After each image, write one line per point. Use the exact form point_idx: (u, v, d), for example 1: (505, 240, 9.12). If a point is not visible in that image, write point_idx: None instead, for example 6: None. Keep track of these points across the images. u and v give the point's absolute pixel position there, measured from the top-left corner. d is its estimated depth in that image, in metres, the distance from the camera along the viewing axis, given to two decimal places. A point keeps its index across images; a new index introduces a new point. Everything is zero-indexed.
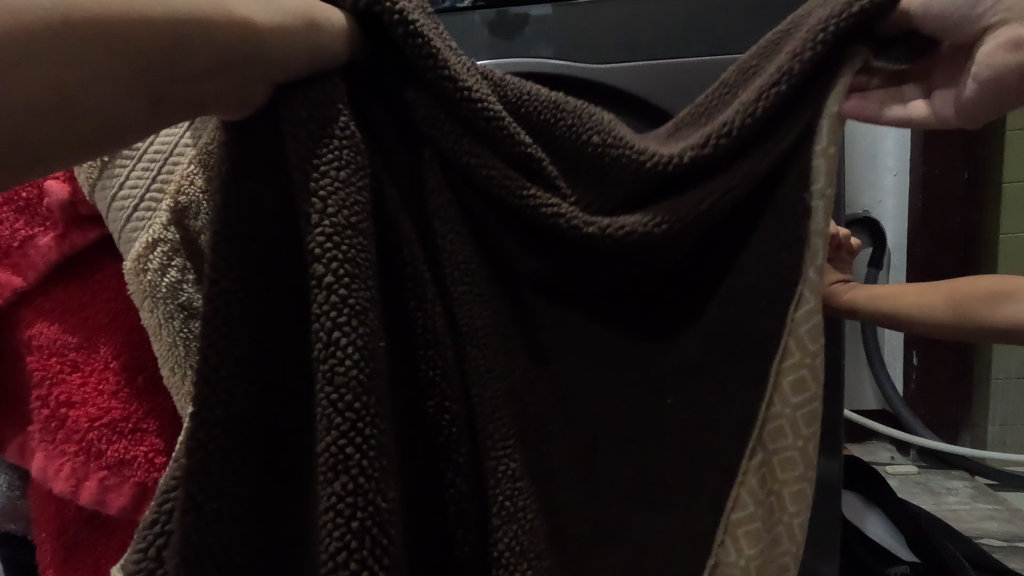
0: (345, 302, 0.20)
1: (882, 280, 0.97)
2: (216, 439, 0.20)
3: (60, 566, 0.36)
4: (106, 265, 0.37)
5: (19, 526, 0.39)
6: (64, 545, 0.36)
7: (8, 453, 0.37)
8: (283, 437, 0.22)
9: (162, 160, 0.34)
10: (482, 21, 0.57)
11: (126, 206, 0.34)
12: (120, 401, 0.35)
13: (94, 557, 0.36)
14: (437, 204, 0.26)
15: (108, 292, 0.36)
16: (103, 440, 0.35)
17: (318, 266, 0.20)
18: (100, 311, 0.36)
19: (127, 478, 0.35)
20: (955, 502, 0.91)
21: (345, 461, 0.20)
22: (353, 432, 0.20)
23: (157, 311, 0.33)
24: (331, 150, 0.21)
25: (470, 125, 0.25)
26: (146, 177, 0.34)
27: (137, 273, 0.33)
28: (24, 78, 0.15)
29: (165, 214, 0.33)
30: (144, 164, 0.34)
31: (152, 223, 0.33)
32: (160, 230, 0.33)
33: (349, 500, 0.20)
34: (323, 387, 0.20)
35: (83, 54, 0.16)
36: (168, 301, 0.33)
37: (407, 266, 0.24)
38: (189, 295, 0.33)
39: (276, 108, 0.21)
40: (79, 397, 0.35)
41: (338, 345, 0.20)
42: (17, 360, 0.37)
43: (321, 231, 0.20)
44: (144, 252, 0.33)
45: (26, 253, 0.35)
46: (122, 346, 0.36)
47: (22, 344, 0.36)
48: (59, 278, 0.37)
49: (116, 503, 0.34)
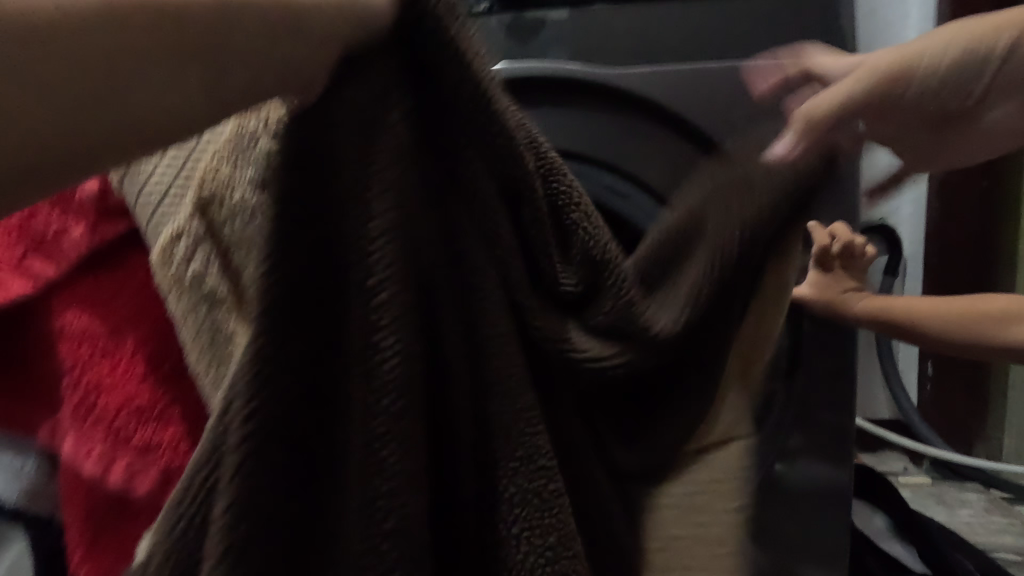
0: (389, 310, 0.26)
1: (898, 289, 0.96)
2: (270, 407, 0.26)
3: (87, 546, 0.37)
4: (135, 257, 0.38)
5: (44, 508, 0.40)
6: (90, 527, 0.37)
7: (38, 437, 0.38)
8: (319, 402, 0.28)
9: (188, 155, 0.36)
10: (500, 25, 0.57)
11: (152, 201, 0.35)
12: (147, 388, 0.37)
13: (120, 538, 0.38)
14: (459, 228, 0.31)
15: (137, 284, 0.38)
16: (131, 428, 0.36)
17: (371, 279, 0.26)
18: (129, 301, 0.37)
19: (152, 464, 0.36)
20: (968, 515, 0.90)
21: (377, 440, 0.26)
22: (392, 404, 0.26)
23: (183, 300, 0.35)
24: (381, 176, 0.26)
25: (497, 163, 0.31)
26: (173, 172, 0.36)
27: (163, 264, 0.34)
28: (70, 71, 0.19)
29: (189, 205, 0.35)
30: (170, 160, 0.36)
31: (177, 215, 0.35)
32: (183, 221, 0.35)
33: (385, 456, 0.26)
34: (368, 372, 0.26)
35: (137, 61, 0.20)
36: (194, 289, 0.35)
37: (437, 273, 0.30)
38: (214, 284, 0.35)
39: (338, 110, 0.26)
40: (108, 382, 0.36)
41: (384, 342, 0.26)
42: (47, 347, 0.38)
43: (376, 250, 0.26)
44: (169, 243, 0.34)
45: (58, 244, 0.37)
46: (148, 336, 0.37)
47: (53, 331, 0.37)
48: (88, 269, 0.37)
49: (141, 487, 0.35)
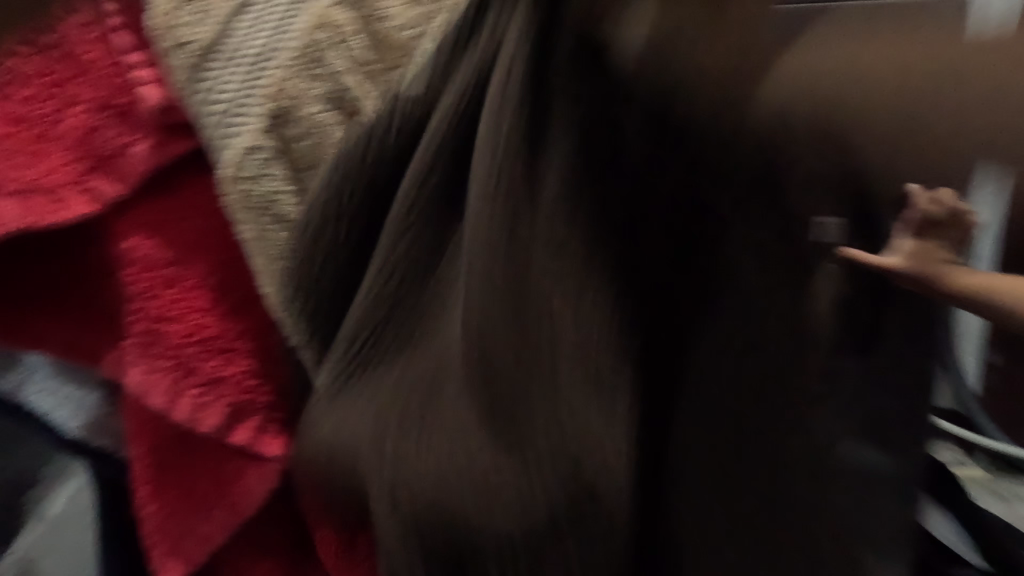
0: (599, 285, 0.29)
1: None
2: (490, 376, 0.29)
3: (151, 483, 0.35)
4: (198, 178, 0.34)
5: (110, 441, 0.39)
6: (157, 464, 0.35)
7: (100, 368, 0.36)
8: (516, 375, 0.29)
9: (258, 57, 0.32)
10: None
11: (220, 108, 0.32)
12: (213, 320, 0.34)
13: (183, 476, 0.36)
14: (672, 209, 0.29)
15: (202, 208, 0.34)
16: (201, 358, 0.34)
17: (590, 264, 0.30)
18: (194, 227, 0.34)
19: (219, 397, 0.34)
20: None
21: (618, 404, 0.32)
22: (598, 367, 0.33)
23: (253, 222, 0.33)
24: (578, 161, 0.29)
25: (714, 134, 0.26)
26: (246, 78, 0.32)
27: (232, 181, 0.32)
28: None
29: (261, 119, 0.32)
30: (243, 63, 0.32)
31: (247, 128, 0.32)
32: (254, 135, 0.32)
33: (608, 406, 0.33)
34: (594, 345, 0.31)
35: None
36: (262, 212, 0.33)
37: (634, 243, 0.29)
38: (285, 208, 0.33)
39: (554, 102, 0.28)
40: (175, 313, 0.34)
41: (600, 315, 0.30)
42: (106, 276, 0.35)
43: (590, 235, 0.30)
44: (239, 159, 0.32)
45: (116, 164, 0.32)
46: (213, 264, 0.34)
47: (111, 257, 0.34)
48: (148, 191, 0.34)
49: (210, 421, 0.34)
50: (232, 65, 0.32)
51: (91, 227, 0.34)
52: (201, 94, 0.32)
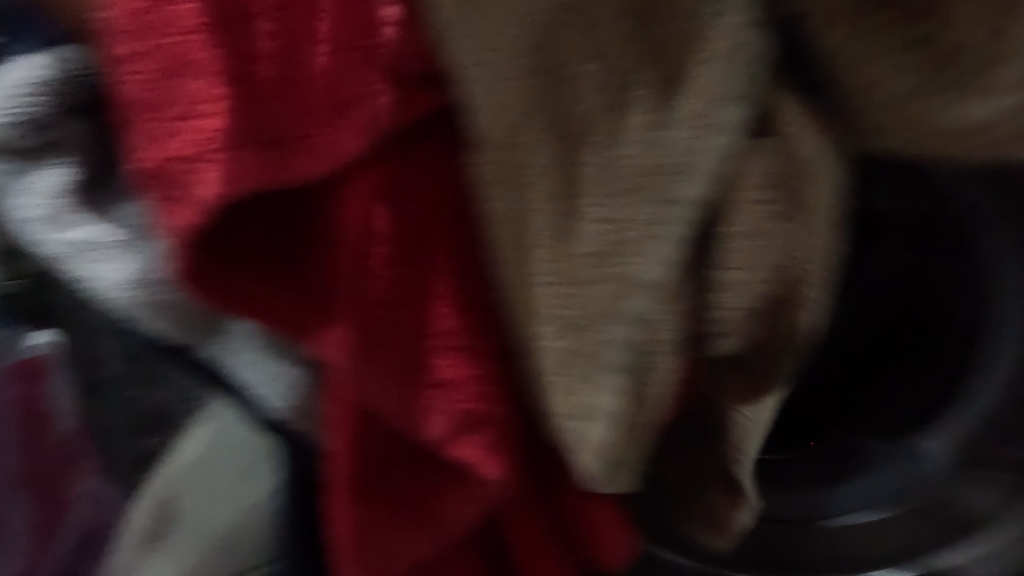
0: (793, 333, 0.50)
1: None
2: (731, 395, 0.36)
3: (361, 491, 0.32)
4: (444, 141, 0.31)
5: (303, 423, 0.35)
6: (366, 467, 0.32)
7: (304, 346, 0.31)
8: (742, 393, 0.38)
9: (522, 2, 0.27)
10: None
11: (482, 61, 0.27)
12: (448, 308, 0.31)
13: (391, 480, 0.32)
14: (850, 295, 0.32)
15: (442, 177, 0.30)
16: (426, 337, 0.30)
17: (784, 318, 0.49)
18: (440, 201, 0.30)
19: (451, 391, 0.30)
20: None
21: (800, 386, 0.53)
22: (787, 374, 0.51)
23: (504, 199, 0.29)
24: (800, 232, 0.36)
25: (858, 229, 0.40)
26: (512, 27, 0.27)
27: (494, 148, 0.28)
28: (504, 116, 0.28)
29: (526, 76, 0.27)
30: (506, 7, 0.27)
31: (510, 86, 0.28)
32: (515, 95, 0.28)
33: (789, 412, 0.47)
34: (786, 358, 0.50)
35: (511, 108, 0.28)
36: (516, 187, 0.29)
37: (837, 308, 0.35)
38: (538, 186, 0.29)
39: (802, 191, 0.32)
40: (400, 298, 0.30)
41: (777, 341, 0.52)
42: (325, 248, 0.31)
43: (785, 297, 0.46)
44: (500, 121, 0.28)
45: (357, 111, 0.28)
46: (453, 244, 0.31)
47: (334, 226, 0.30)
48: (384, 151, 0.29)
49: (438, 423, 0.30)
50: (529, 17, 0.27)
51: (320, 189, 0.30)
52: (472, 51, 0.27)
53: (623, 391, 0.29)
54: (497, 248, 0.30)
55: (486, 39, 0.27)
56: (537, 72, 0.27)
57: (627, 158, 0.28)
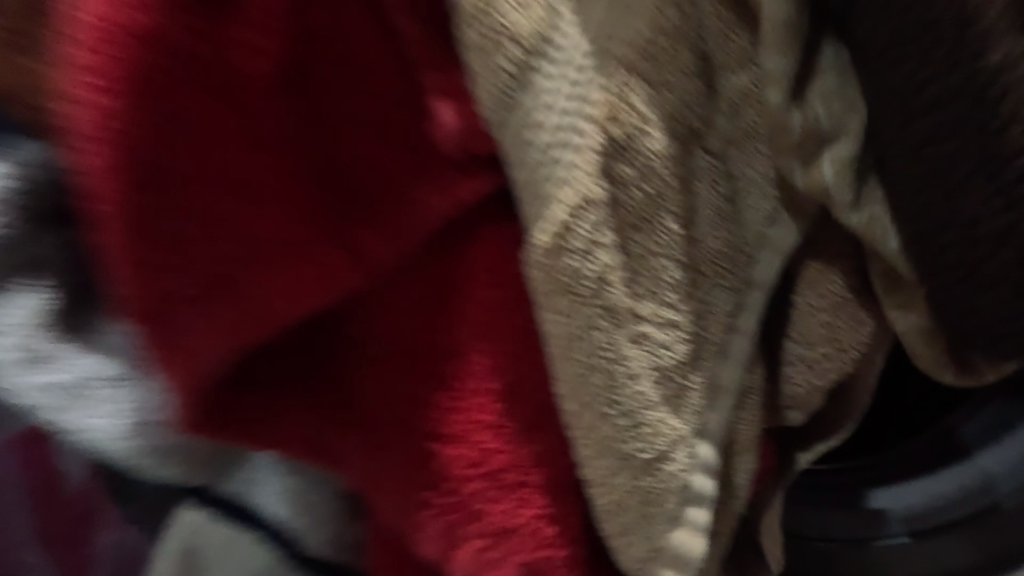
0: None
1: None
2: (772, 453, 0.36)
3: None
4: (495, 229, 0.26)
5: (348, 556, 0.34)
6: None
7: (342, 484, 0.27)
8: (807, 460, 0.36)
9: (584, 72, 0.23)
10: None
11: (546, 146, 0.23)
12: (501, 443, 0.26)
13: None
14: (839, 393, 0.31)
15: (496, 277, 0.25)
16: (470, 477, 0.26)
17: None
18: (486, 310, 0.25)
19: (509, 553, 0.26)
20: None
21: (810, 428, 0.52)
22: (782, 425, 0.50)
23: (576, 317, 0.24)
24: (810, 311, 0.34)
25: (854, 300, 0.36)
26: (578, 102, 0.23)
27: (558, 255, 0.23)
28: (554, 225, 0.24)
29: (596, 159, 0.23)
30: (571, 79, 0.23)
31: (582, 173, 0.23)
32: (588, 186, 0.23)
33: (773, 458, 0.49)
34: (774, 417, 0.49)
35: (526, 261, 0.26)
36: (591, 301, 0.24)
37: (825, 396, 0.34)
38: (617, 296, 0.24)
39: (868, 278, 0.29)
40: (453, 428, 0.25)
41: None
42: (359, 370, 0.26)
43: None
44: (569, 219, 0.23)
45: (400, 210, 0.23)
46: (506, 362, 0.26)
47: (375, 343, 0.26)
48: (428, 254, 0.25)
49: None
50: (587, 87, 0.23)
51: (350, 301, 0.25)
52: (542, 127, 0.23)
53: (711, 510, 0.26)
54: (561, 369, 0.25)
55: (549, 117, 0.23)
56: (606, 148, 0.23)
57: (711, 242, 0.26)
